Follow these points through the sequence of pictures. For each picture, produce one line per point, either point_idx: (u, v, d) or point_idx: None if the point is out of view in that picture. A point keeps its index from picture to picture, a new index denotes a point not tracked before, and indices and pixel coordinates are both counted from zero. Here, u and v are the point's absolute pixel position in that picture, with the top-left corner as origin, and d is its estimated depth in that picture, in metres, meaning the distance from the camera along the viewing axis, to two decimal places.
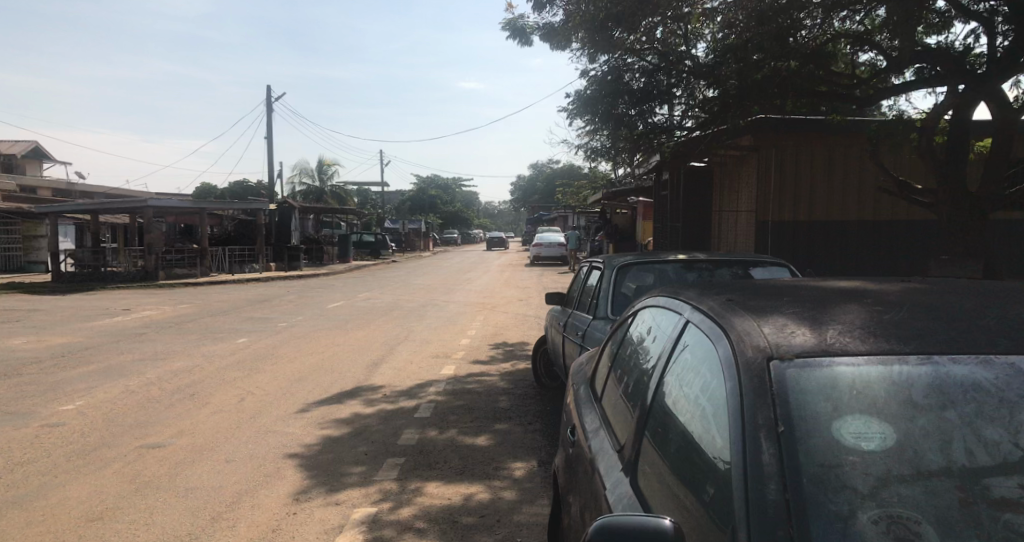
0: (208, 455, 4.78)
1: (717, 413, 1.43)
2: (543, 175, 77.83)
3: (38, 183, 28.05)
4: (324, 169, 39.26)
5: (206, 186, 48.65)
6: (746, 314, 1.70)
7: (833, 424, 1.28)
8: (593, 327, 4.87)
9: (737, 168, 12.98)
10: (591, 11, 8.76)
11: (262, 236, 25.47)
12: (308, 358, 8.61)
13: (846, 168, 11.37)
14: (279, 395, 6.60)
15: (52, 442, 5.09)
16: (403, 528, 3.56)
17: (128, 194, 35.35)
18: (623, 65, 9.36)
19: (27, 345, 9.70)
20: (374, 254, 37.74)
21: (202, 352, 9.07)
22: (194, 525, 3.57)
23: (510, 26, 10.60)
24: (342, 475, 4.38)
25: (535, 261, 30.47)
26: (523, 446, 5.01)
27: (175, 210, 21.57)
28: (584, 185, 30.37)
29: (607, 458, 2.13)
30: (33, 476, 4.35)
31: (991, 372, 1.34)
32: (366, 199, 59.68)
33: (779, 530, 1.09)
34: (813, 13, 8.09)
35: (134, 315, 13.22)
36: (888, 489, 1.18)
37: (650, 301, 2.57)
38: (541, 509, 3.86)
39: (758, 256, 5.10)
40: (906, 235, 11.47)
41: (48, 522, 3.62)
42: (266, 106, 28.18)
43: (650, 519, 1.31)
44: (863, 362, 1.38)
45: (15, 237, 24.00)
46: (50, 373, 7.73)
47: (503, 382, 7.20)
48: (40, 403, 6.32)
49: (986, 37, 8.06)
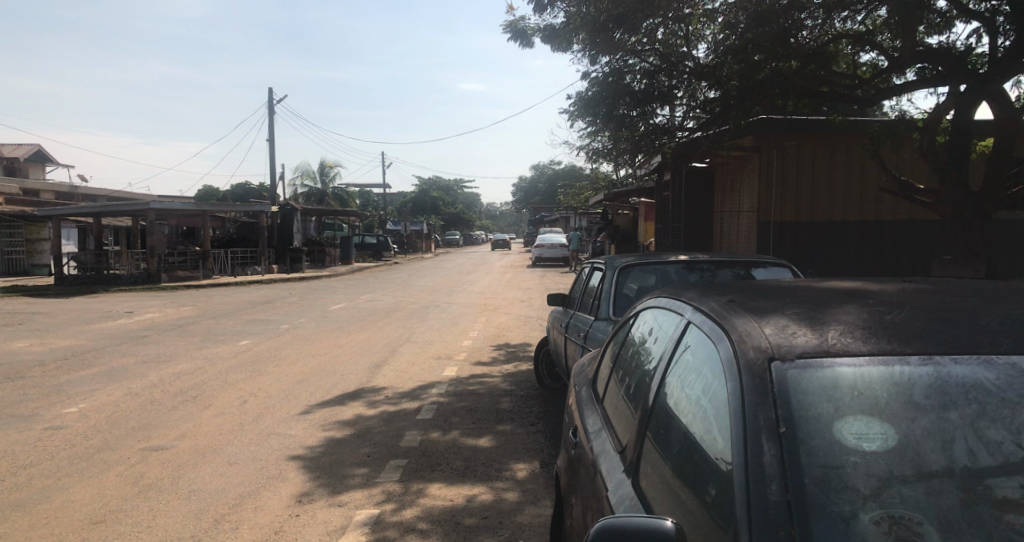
0: (212, 457, 4.80)
1: (718, 414, 1.44)
2: (545, 177, 78.10)
3: (41, 187, 28.09)
4: (325, 171, 39.22)
5: (208, 187, 48.59)
6: (747, 315, 1.69)
7: (834, 425, 1.28)
8: (595, 327, 4.88)
9: (738, 169, 12.96)
10: (591, 13, 8.87)
11: (264, 238, 25.46)
12: (311, 360, 8.64)
13: (846, 170, 11.36)
14: (283, 397, 6.63)
15: (56, 445, 5.11)
16: (406, 530, 3.57)
17: (129, 195, 35.36)
18: (623, 67, 9.18)
19: (31, 348, 9.74)
20: (375, 255, 37.84)
21: (204, 355, 9.10)
22: (197, 527, 3.58)
23: (510, 29, 10.63)
24: (345, 477, 4.39)
25: (536, 262, 30.50)
26: (526, 447, 5.01)
27: (177, 213, 21.63)
28: (585, 186, 30.41)
29: (608, 459, 2.14)
30: (38, 478, 4.37)
31: (992, 372, 1.34)
32: (368, 202, 59.90)
33: (781, 530, 1.09)
34: (814, 12, 8.19)
35: (136, 318, 13.24)
36: (890, 490, 1.18)
37: (651, 301, 2.58)
38: (543, 510, 3.86)
39: (759, 257, 5.10)
40: (909, 236, 11.45)
41: (53, 524, 3.64)
42: (268, 110, 28.29)
43: (651, 519, 1.31)
44: (865, 362, 1.38)
45: (18, 241, 24.07)
46: (54, 375, 7.76)
47: (505, 384, 7.22)
48: (44, 406, 6.34)
49: (987, 38, 8.05)
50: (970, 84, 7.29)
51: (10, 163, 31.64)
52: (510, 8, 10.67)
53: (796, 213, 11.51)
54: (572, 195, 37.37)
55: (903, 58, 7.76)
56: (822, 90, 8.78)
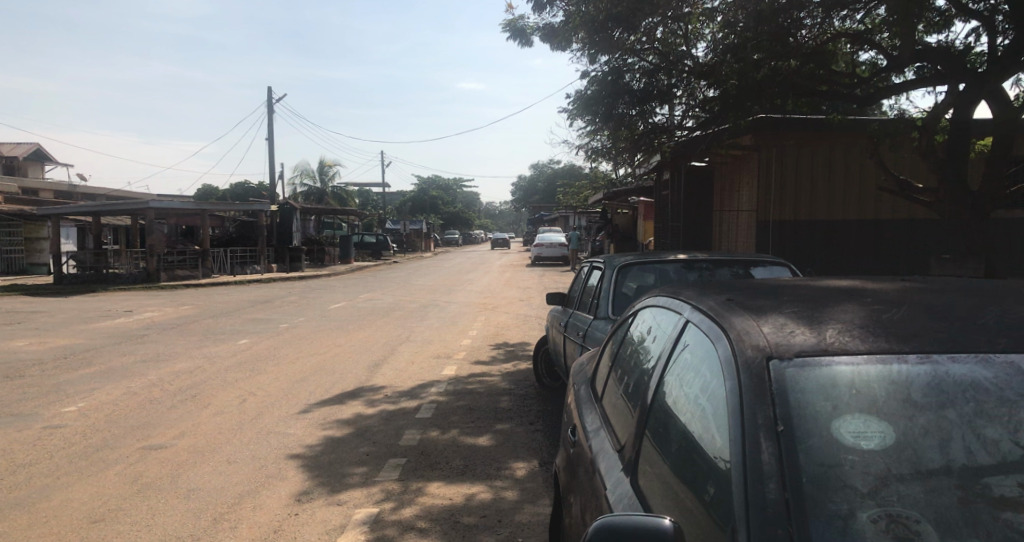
0: (211, 456, 4.79)
1: (717, 413, 1.44)
2: (544, 177, 78.12)
3: (40, 186, 28.08)
4: (324, 170, 39.19)
5: (207, 185, 48.55)
6: (746, 315, 1.69)
7: (833, 424, 1.28)
8: (594, 326, 4.88)
9: (737, 168, 12.97)
10: (591, 12, 8.90)
11: (263, 237, 25.45)
12: (310, 359, 8.64)
13: (846, 169, 11.35)
14: (282, 396, 6.62)
15: (55, 444, 5.10)
16: (405, 528, 3.57)
17: (129, 195, 35.34)
18: (623, 66, 9.15)
19: (30, 346, 9.72)
20: (375, 254, 37.84)
21: (204, 354, 9.09)
22: (196, 526, 3.58)
23: (510, 27, 10.63)
24: (344, 476, 4.39)
25: (535, 262, 30.50)
26: (525, 446, 5.01)
27: (176, 212, 21.62)
28: (585, 186, 30.41)
29: (607, 458, 2.14)
30: (36, 477, 4.37)
31: (990, 371, 1.34)
32: (367, 201, 59.86)
33: (779, 529, 1.09)
34: (813, 11, 8.24)
35: (135, 317, 13.24)
36: (887, 488, 1.18)
37: (650, 300, 2.57)
38: (542, 509, 3.86)
39: (758, 256, 5.10)
40: (908, 236, 11.45)
41: (51, 523, 3.63)
42: (267, 109, 28.27)
43: (649, 518, 1.31)
44: (862, 361, 1.38)
45: (17, 240, 24.05)
46: (53, 374, 7.75)
47: (504, 383, 7.21)
48: (43, 405, 6.33)
49: (987, 37, 8.06)
50: (969, 84, 7.30)
51: (9, 161, 31.62)
52: (509, 7, 10.68)
53: (795, 212, 11.51)
54: (571, 194, 37.38)
55: (902, 58, 7.76)
56: (821, 89, 8.78)
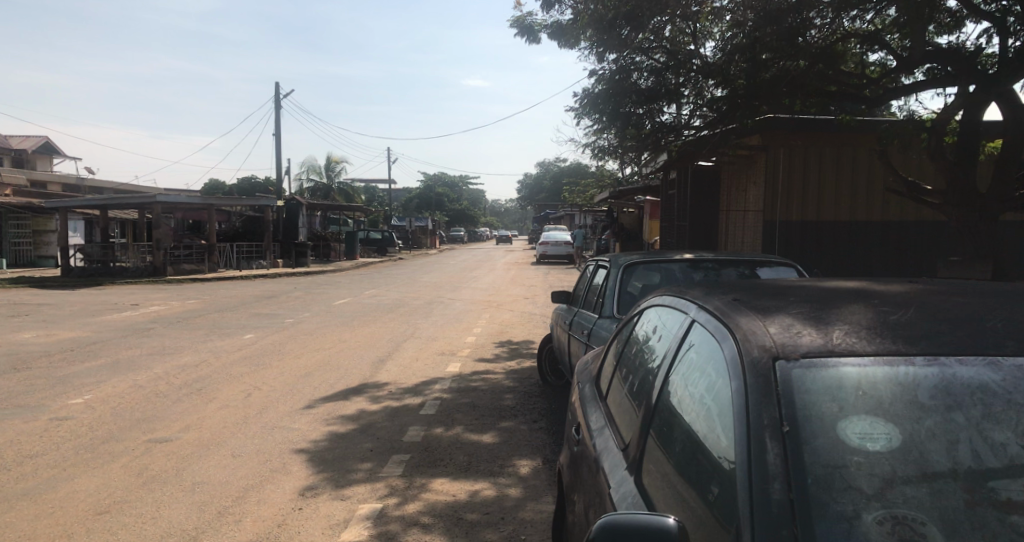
0: (215, 450, 4.82)
1: (723, 412, 1.44)
2: (550, 176, 78.46)
3: (48, 178, 28.22)
4: (331, 166, 39.17)
5: (213, 182, 48.68)
6: (752, 314, 1.69)
7: (838, 425, 1.27)
8: (599, 325, 4.87)
9: (744, 168, 12.97)
10: (599, 11, 8.87)
11: (270, 232, 25.50)
12: (314, 354, 8.65)
13: (853, 169, 11.31)
14: (287, 391, 6.64)
15: (62, 436, 5.14)
16: (409, 524, 3.58)
17: (136, 190, 35.46)
18: (631, 64, 9.10)
19: (37, 338, 9.77)
20: (380, 250, 37.88)
21: (208, 348, 9.09)
22: (201, 519, 3.59)
23: (518, 25, 10.62)
24: (349, 471, 4.40)
25: (540, 261, 30.47)
26: (528, 444, 5.01)
27: (183, 206, 21.72)
28: (592, 182, 30.38)
29: (611, 456, 2.14)
30: (42, 469, 4.40)
31: (997, 373, 1.34)
32: (372, 200, 60.31)
33: (784, 529, 1.09)
34: (822, 11, 8.18)
35: (140, 310, 13.32)
36: (893, 490, 1.18)
37: (656, 300, 2.57)
38: (545, 506, 3.86)
39: (766, 256, 5.07)
40: (915, 238, 11.40)
41: (58, 515, 3.66)
42: (277, 107, 28.37)
43: (654, 517, 1.31)
44: (869, 363, 1.38)
45: (27, 230, 24.24)
46: (59, 367, 7.78)
47: (508, 381, 7.21)
48: (49, 397, 6.36)
49: (997, 38, 7.99)
50: (978, 85, 7.23)
51: (18, 154, 31.86)
52: (517, 4, 10.68)
53: (802, 213, 11.43)
54: (576, 192, 37.38)
55: (912, 58, 7.74)
56: (831, 90, 8.70)
